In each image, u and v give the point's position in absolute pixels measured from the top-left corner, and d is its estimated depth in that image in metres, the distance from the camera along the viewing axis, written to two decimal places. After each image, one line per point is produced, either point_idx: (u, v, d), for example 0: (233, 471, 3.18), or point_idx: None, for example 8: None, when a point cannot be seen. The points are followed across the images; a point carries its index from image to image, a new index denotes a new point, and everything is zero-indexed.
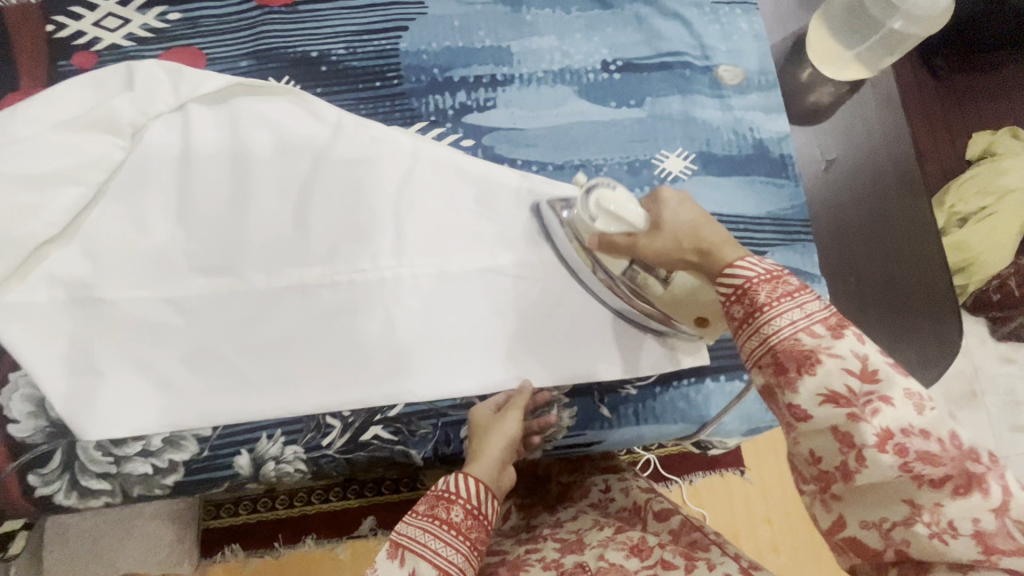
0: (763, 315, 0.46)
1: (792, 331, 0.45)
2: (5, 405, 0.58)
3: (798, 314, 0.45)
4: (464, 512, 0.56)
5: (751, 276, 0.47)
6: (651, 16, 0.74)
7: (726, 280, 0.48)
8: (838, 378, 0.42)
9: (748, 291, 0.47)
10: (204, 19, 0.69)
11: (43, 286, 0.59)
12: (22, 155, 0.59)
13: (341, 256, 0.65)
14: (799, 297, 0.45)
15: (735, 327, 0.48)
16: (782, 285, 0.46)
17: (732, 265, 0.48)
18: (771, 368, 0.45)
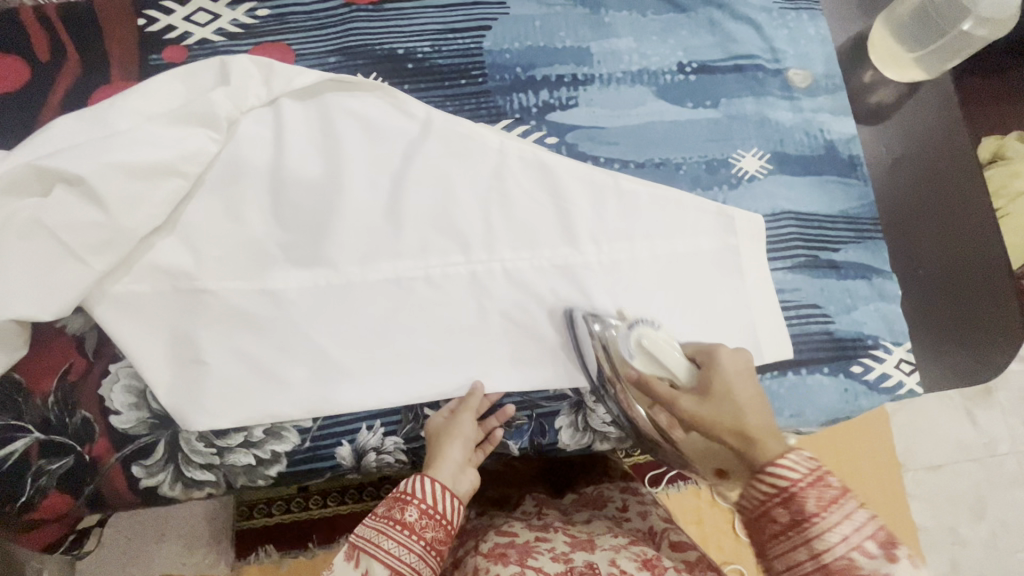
0: (814, 528, 0.41)
1: (845, 550, 0.40)
2: (106, 396, 0.58)
3: (848, 527, 0.40)
4: (419, 512, 0.55)
5: (796, 477, 0.42)
6: (723, 20, 0.77)
7: (770, 478, 0.43)
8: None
9: (794, 495, 0.42)
10: (293, 15, 0.70)
11: (147, 278, 0.59)
12: (125, 146, 0.58)
13: (433, 251, 0.66)
14: (853, 509, 0.41)
15: (775, 533, 0.43)
16: (825, 489, 0.41)
17: (777, 462, 0.43)
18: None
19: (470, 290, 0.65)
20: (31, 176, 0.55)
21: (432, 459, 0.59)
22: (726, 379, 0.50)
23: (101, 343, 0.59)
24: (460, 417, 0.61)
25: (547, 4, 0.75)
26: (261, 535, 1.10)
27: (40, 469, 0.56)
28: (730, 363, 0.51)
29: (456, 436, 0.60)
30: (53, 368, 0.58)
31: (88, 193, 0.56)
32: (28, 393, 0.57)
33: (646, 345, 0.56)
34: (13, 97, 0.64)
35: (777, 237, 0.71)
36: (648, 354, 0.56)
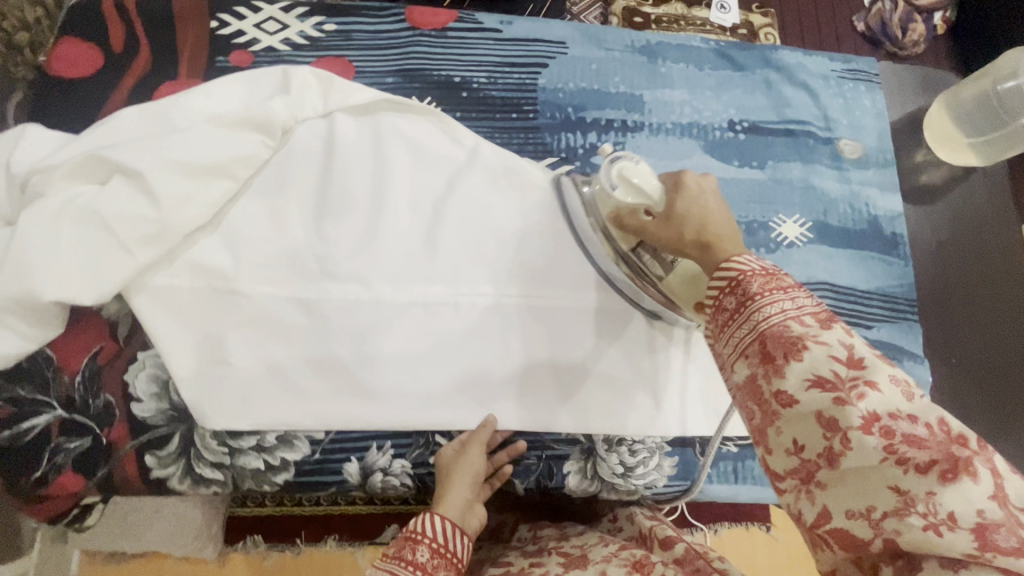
0: (754, 304, 0.40)
1: (782, 319, 0.39)
2: (130, 383, 0.60)
3: (790, 303, 0.40)
4: (430, 552, 0.54)
5: (747, 270, 0.42)
6: (780, 83, 0.77)
7: (722, 274, 0.43)
8: (824, 364, 0.37)
9: (742, 283, 0.41)
10: (358, 33, 0.72)
11: (187, 273, 0.60)
12: (184, 144, 0.60)
13: (464, 278, 0.66)
14: (797, 289, 0.40)
15: (724, 319, 0.42)
16: (776, 277, 0.41)
17: (729, 260, 0.43)
18: (756, 356, 0.39)
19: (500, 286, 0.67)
20: (93, 163, 0.56)
21: (440, 496, 0.59)
22: (690, 199, 0.51)
23: (133, 330, 0.61)
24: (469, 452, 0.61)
25: (606, 48, 0.76)
26: (254, 524, 1.12)
27: (58, 446, 0.58)
28: (699, 185, 0.52)
29: (465, 468, 0.60)
30: (85, 348, 0.60)
31: (143, 186, 0.57)
32: (57, 369, 0.59)
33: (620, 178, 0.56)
34: (84, 84, 0.67)
35: None
36: (623, 186, 0.56)
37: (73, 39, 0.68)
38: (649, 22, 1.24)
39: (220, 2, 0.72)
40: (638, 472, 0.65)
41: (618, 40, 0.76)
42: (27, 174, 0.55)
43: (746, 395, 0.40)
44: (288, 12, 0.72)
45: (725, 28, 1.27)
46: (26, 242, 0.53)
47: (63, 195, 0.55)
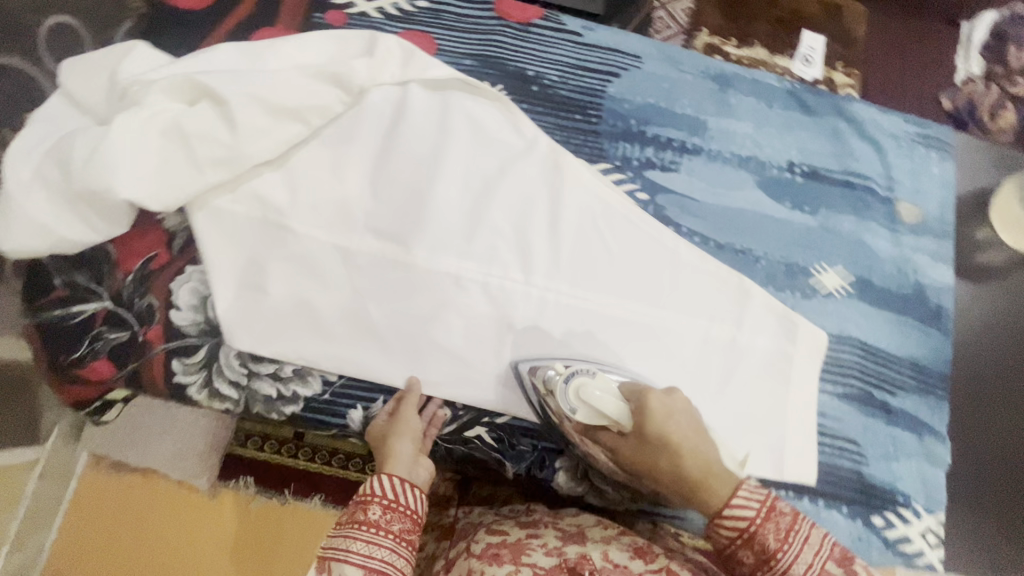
0: (779, 561, 0.52)
1: (812, 573, 0.52)
2: (174, 291, 0.64)
3: (809, 552, 0.52)
4: (382, 509, 0.56)
5: (752, 514, 0.53)
6: (848, 134, 0.76)
7: (729, 524, 0.53)
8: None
9: (756, 534, 0.53)
10: (447, 14, 0.76)
11: (246, 202, 0.64)
12: (269, 84, 0.64)
13: (498, 261, 0.68)
14: (806, 538, 0.52)
15: (748, 568, 0.53)
16: (777, 519, 0.52)
17: (732, 503, 0.54)
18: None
19: (511, 374, 0.65)
20: (187, 86, 0.61)
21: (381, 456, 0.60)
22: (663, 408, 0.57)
23: (186, 244, 0.65)
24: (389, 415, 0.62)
25: (680, 70, 0.77)
26: (247, 466, 1.14)
27: (99, 334, 0.62)
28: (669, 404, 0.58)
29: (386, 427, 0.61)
30: (142, 252, 0.64)
31: (225, 114, 0.61)
32: (114, 265, 0.64)
33: (586, 397, 0.59)
34: (194, 16, 0.72)
35: (836, 362, 0.68)
36: (585, 407, 0.60)
37: None
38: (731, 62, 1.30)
39: None
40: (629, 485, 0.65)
41: (692, 65, 0.77)
42: (129, 84, 0.60)
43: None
44: None
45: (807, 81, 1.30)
46: (111, 142, 0.56)
47: (154, 107, 0.59)
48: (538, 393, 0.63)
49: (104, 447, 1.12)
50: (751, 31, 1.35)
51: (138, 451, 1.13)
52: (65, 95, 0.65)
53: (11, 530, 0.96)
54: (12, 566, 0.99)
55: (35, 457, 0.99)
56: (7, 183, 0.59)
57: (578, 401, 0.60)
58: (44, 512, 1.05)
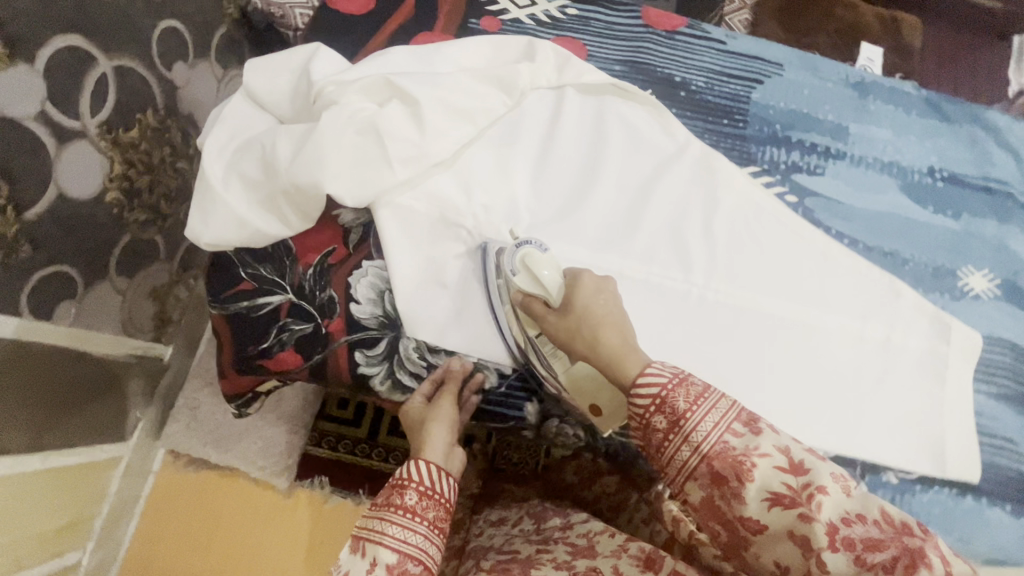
0: (688, 423, 0.45)
1: (719, 434, 0.44)
2: (353, 285, 0.65)
3: (716, 415, 0.44)
4: (418, 495, 0.53)
5: (664, 383, 0.46)
6: (985, 142, 0.78)
7: (643, 392, 0.47)
8: (772, 478, 0.41)
9: (666, 399, 0.46)
10: (595, 21, 0.78)
11: (425, 199, 0.66)
12: (449, 87, 0.67)
13: (658, 260, 0.70)
14: (718, 400, 0.45)
15: (660, 440, 0.46)
16: (691, 387, 0.46)
17: (642, 375, 0.47)
18: (707, 480, 0.43)
19: (478, 252, 0.66)
20: (379, 86, 0.63)
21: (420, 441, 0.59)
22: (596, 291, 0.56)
23: (362, 239, 0.67)
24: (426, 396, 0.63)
25: (819, 77, 0.79)
26: (323, 466, 1.16)
27: (284, 325, 0.64)
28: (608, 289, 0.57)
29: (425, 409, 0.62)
30: (321, 246, 0.66)
31: (414, 114, 0.64)
32: (295, 259, 0.65)
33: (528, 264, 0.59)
34: (357, 19, 0.74)
35: (988, 364, 0.70)
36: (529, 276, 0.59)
37: None
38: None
39: None
40: None
41: (832, 73, 0.79)
42: (323, 84, 0.62)
43: (707, 514, 0.44)
44: None
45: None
46: (318, 141, 0.59)
47: (351, 107, 0.61)
48: (494, 273, 0.63)
49: (182, 446, 1.15)
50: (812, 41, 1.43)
51: (218, 450, 1.15)
52: (245, 93, 0.67)
53: (94, 528, 1.00)
54: (95, 563, 1.02)
55: (119, 452, 1.04)
56: (205, 177, 0.61)
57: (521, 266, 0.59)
58: (125, 506, 1.08)
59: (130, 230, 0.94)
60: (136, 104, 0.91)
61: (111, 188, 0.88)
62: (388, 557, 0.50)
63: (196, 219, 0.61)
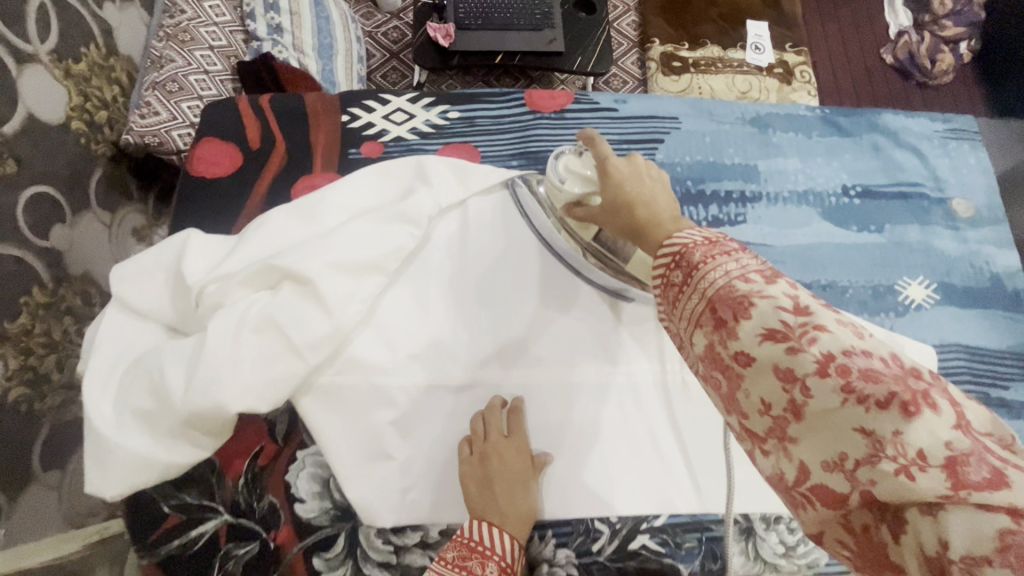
0: (700, 272, 0.39)
1: (726, 280, 0.38)
2: (292, 483, 0.60)
3: (732, 262, 0.38)
4: (499, 569, 0.53)
5: (687, 242, 0.40)
6: (887, 146, 0.78)
7: (664, 250, 0.41)
8: (770, 317, 0.35)
9: (686, 252, 0.40)
10: (480, 119, 0.74)
11: (347, 371, 0.60)
12: (345, 245, 0.61)
13: (607, 354, 0.67)
14: (740, 251, 0.38)
15: (674, 296, 0.41)
16: (720, 242, 0.39)
17: (671, 237, 0.42)
18: (708, 324, 0.38)
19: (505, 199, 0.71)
20: (265, 271, 0.57)
21: (495, 501, 0.57)
22: (622, 175, 0.50)
23: (290, 430, 0.61)
24: (518, 448, 0.60)
25: (717, 121, 0.78)
26: None
27: (226, 553, 0.57)
28: (631, 169, 0.51)
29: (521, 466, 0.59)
30: (246, 449, 0.60)
31: (311, 290, 0.58)
32: (220, 473, 0.59)
33: (566, 170, 0.60)
34: (229, 182, 0.69)
35: (947, 371, 0.70)
36: (571, 177, 0.60)
37: (212, 139, 0.70)
38: (688, 65, 1.46)
39: (350, 96, 0.74)
40: (799, 551, 0.62)
41: (727, 114, 0.78)
42: (202, 285, 0.56)
43: (709, 364, 0.39)
44: (414, 103, 0.74)
45: (761, 67, 1.46)
46: (210, 358, 0.53)
47: (241, 305, 0.56)
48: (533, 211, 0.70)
49: None
50: (700, 32, 1.50)
51: None
52: (119, 304, 0.60)
53: None
54: None
55: None
56: (89, 422, 0.54)
57: (567, 174, 0.61)
58: None
59: (49, 419, 0.87)
60: (17, 289, 0.82)
61: (13, 386, 0.81)
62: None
63: (93, 473, 0.53)
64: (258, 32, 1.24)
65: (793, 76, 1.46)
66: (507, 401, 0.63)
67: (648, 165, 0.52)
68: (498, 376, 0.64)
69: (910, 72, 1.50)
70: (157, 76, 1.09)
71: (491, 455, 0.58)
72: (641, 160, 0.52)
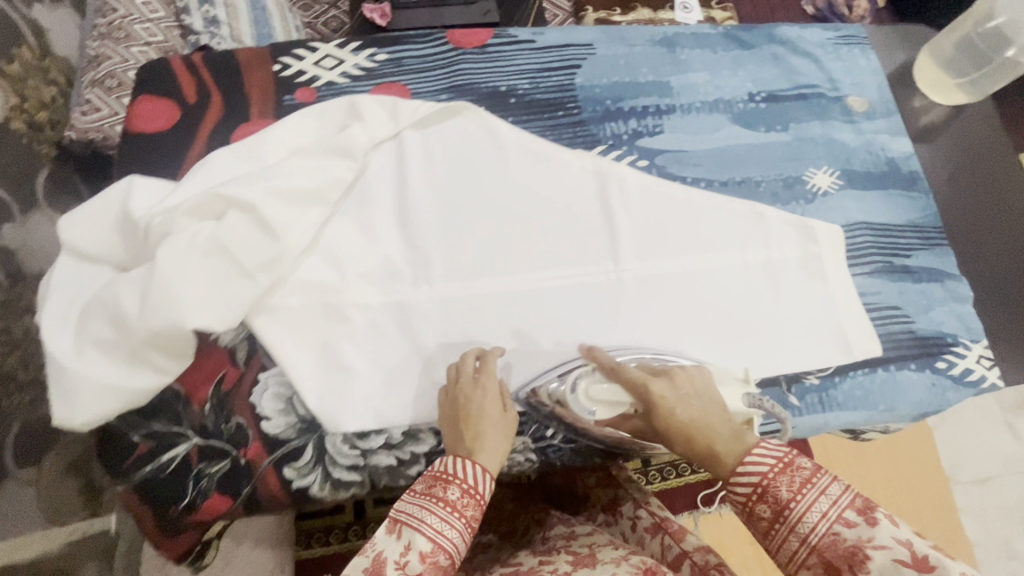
0: (793, 513, 0.51)
1: (827, 526, 0.50)
2: (258, 402, 0.63)
3: (826, 501, 0.50)
4: (461, 491, 0.54)
5: (767, 470, 0.52)
6: (786, 55, 0.85)
7: (743, 479, 0.53)
8: (892, 570, 0.46)
9: (768, 489, 0.52)
10: (407, 58, 0.78)
11: (299, 292, 0.64)
12: (285, 176, 0.65)
13: (546, 262, 0.72)
14: (822, 489, 0.51)
15: (768, 526, 0.52)
16: (796, 473, 0.52)
17: (744, 460, 0.53)
18: (822, 570, 0.49)
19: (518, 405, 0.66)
20: (207, 201, 0.60)
21: (469, 442, 0.57)
22: (672, 401, 0.57)
23: (251, 354, 0.64)
24: (486, 388, 0.60)
25: (630, 45, 0.83)
26: (320, 566, 1.13)
27: (200, 472, 0.60)
28: (678, 392, 0.58)
29: (491, 408, 0.58)
30: (210, 377, 0.63)
31: (255, 217, 0.61)
32: (186, 401, 0.62)
33: (591, 402, 0.61)
34: (169, 137, 0.71)
35: (855, 247, 0.77)
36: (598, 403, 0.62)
37: (149, 96, 0.73)
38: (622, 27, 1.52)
39: (278, 46, 0.77)
40: None
41: (638, 38, 0.84)
42: (149, 218, 0.59)
43: None
44: (341, 48, 0.78)
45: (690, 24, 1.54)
46: (165, 280, 0.56)
47: (188, 231, 0.58)
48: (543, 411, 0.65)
49: None
50: None
51: None
52: (70, 253, 0.62)
53: None
54: None
55: None
56: (53, 358, 0.56)
57: (591, 403, 0.61)
58: None
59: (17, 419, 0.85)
60: None
61: None
62: (423, 545, 0.51)
63: (61, 405, 0.56)
64: (194, 27, 1.14)
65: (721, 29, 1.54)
66: (479, 353, 0.64)
67: (685, 370, 0.60)
68: (445, 287, 0.69)
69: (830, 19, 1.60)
70: (95, 75, 1.08)
71: (459, 397, 0.60)
72: (682, 374, 0.60)
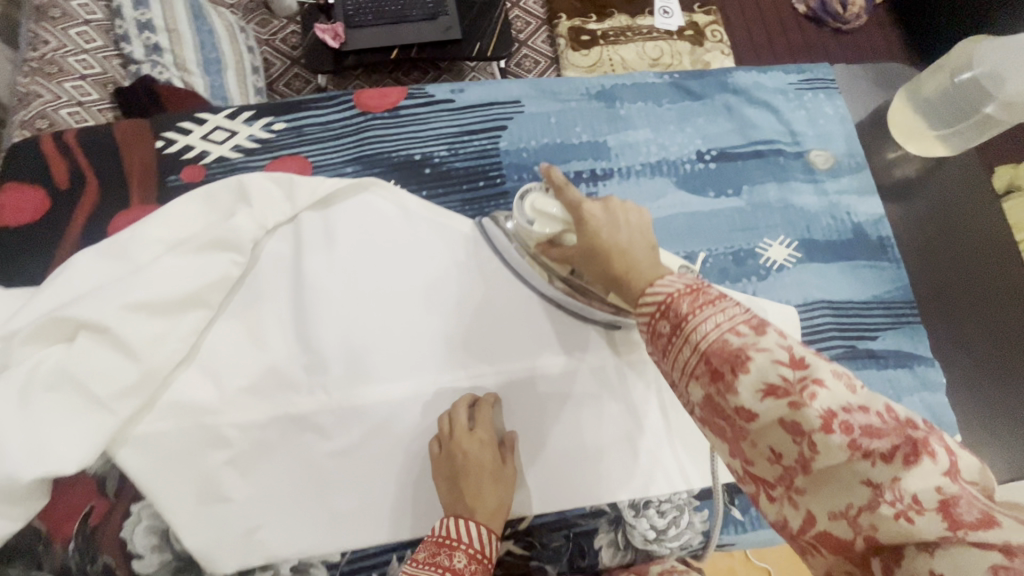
0: (689, 324, 0.37)
1: (720, 335, 0.36)
2: (128, 539, 0.56)
3: (728, 316, 0.36)
4: (468, 557, 0.50)
5: (671, 291, 0.39)
6: (740, 106, 0.77)
7: (648, 299, 0.40)
8: (771, 372, 0.33)
9: (670, 304, 0.38)
10: (309, 127, 0.71)
11: (171, 416, 0.57)
12: (150, 283, 0.57)
13: (462, 359, 0.64)
14: (722, 297, 0.37)
15: (663, 346, 0.39)
16: (703, 294, 0.38)
17: (653, 286, 0.41)
18: (704, 375, 0.36)
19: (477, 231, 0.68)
20: (54, 324, 0.53)
21: (471, 497, 0.54)
22: (598, 218, 0.48)
23: (122, 484, 0.58)
24: (482, 440, 0.57)
25: (562, 99, 0.75)
26: None
27: None
28: (608, 213, 0.49)
29: (488, 464, 0.55)
30: (76, 510, 0.57)
31: (111, 338, 0.54)
32: (48, 540, 0.56)
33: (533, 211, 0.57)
34: (37, 229, 0.64)
35: (813, 329, 0.68)
36: (542, 218, 0.57)
37: (16, 182, 0.65)
38: (597, 36, 1.39)
39: (165, 120, 0.69)
40: (670, 535, 0.61)
41: (572, 91, 0.76)
42: None
43: (710, 415, 0.36)
44: (234, 118, 0.70)
45: (670, 31, 1.41)
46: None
47: (28, 363, 0.52)
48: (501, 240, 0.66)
49: None
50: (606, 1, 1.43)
51: None
52: None
53: None
54: None
55: None
56: None
57: (533, 214, 0.58)
58: None
59: None
60: None
61: None
62: None
63: None
64: (133, 55, 0.97)
65: (703, 36, 1.41)
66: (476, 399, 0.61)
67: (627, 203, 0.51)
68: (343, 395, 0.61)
69: (823, 18, 1.46)
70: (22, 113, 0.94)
71: (456, 454, 0.56)
72: (621, 203, 0.50)
